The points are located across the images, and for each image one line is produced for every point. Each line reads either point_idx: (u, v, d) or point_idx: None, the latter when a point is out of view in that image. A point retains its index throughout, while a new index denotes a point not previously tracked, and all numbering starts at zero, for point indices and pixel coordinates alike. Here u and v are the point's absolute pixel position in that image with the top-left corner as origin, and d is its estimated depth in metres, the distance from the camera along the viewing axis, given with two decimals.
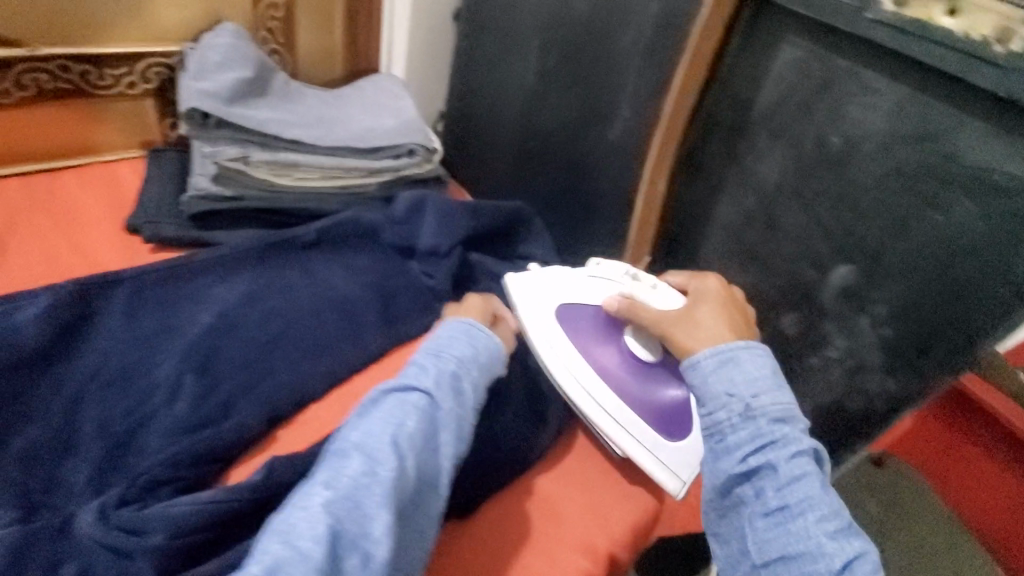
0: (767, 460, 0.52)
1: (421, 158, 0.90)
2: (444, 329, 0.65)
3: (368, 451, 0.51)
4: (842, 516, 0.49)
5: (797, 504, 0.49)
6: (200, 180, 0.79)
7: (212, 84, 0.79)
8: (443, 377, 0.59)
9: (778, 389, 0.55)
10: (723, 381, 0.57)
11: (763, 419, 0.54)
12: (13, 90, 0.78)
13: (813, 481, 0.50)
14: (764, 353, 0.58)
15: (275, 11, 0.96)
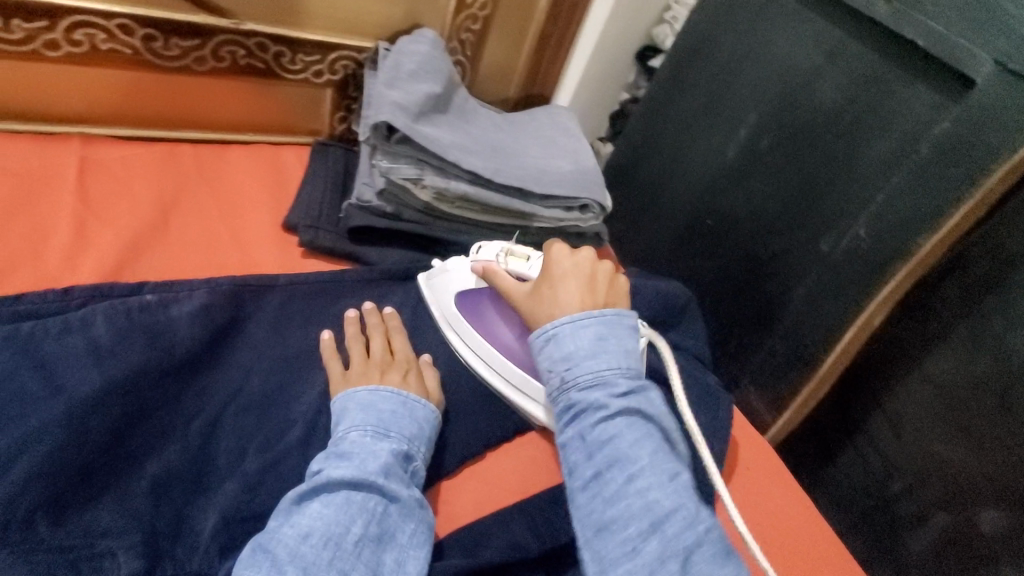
0: (575, 431, 0.47)
1: (592, 215, 0.82)
2: (380, 393, 0.55)
3: (310, 569, 0.42)
4: (661, 474, 0.44)
5: (608, 468, 0.44)
6: (367, 192, 0.75)
7: (402, 96, 0.74)
8: (387, 469, 0.49)
9: (588, 358, 0.49)
10: (545, 358, 0.51)
11: (572, 392, 0.48)
12: (210, 60, 0.75)
13: (620, 443, 0.45)
14: (595, 321, 0.51)
15: (472, 23, 0.90)
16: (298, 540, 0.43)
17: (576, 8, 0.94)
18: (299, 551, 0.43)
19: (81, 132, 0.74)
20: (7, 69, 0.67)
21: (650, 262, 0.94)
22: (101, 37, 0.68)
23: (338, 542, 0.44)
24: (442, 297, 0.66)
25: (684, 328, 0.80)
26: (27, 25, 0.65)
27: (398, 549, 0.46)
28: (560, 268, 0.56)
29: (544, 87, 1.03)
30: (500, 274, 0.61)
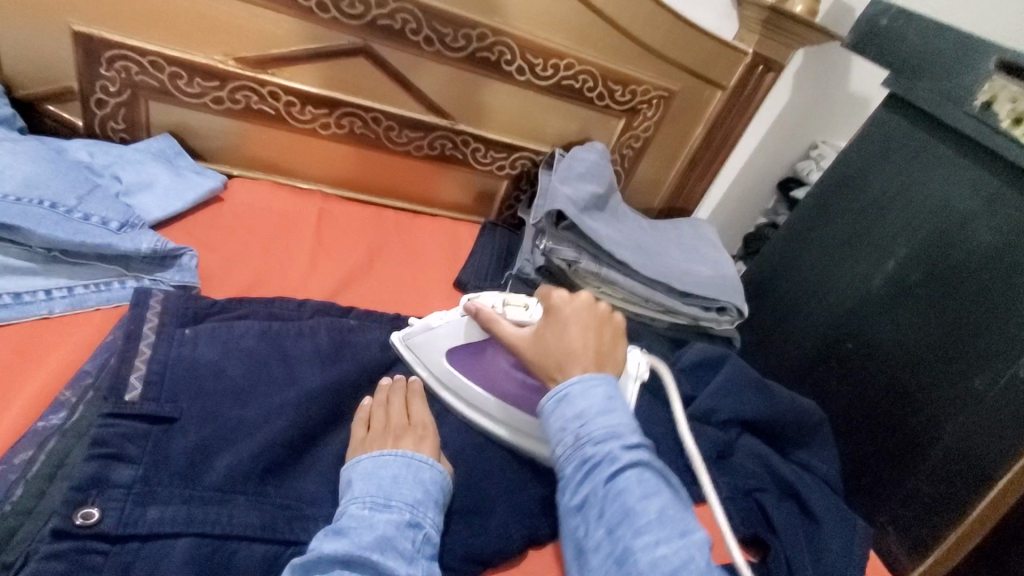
0: (585, 489, 0.46)
1: (728, 319, 0.88)
2: (391, 454, 0.52)
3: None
4: (657, 519, 0.43)
5: (613, 519, 0.44)
6: (526, 267, 0.87)
7: (572, 192, 0.86)
8: (384, 544, 0.44)
9: (601, 414, 0.49)
10: (558, 416, 0.51)
11: (586, 447, 0.48)
12: (425, 149, 0.95)
13: (631, 499, 0.44)
14: (604, 379, 0.52)
15: (634, 142, 1.03)
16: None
17: (729, 140, 1.05)
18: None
19: (320, 190, 0.94)
20: (288, 140, 0.90)
21: (780, 375, 0.96)
22: (358, 124, 0.90)
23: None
24: (429, 356, 0.65)
25: (816, 449, 0.78)
26: (313, 111, 0.87)
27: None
28: (562, 310, 0.59)
29: (687, 203, 1.14)
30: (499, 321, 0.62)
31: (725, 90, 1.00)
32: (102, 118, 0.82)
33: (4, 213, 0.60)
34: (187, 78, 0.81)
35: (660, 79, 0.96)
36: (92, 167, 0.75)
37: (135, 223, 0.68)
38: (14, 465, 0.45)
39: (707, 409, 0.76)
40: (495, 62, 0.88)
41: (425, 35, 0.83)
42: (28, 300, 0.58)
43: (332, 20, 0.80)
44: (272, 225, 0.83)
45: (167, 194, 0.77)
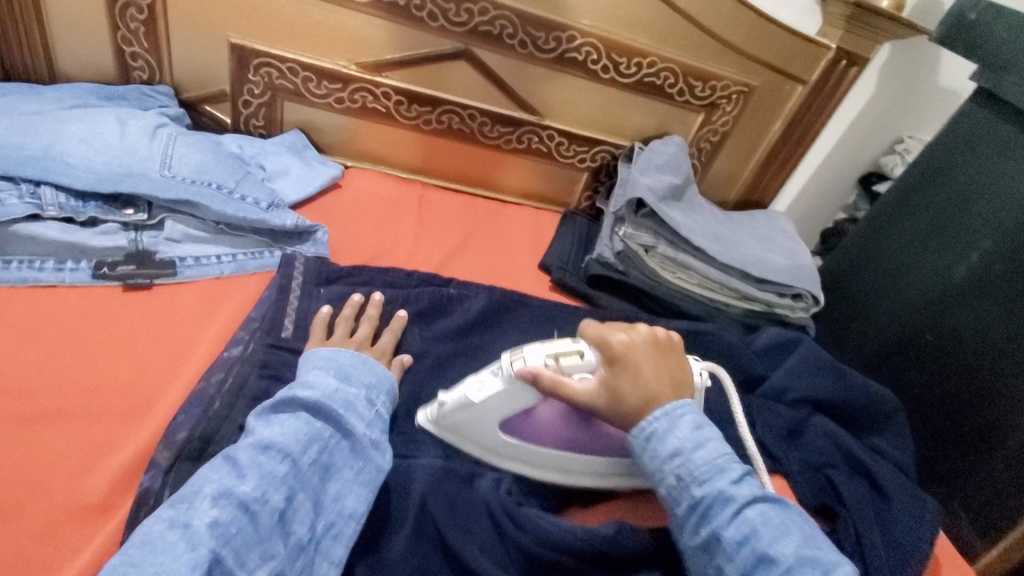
0: (708, 529, 0.50)
1: (802, 306, 0.91)
2: (347, 351, 0.63)
3: (266, 477, 0.48)
4: (790, 557, 0.48)
5: (748, 560, 0.48)
6: (603, 250, 0.93)
7: (652, 181, 0.92)
8: (345, 405, 0.56)
9: (695, 449, 0.53)
10: (654, 457, 0.54)
11: (694, 487, 0.52)
12: (514, 143, 1.04)
13: (761, 540, 0.48)
14: (688, 410, 0.56)
15: (712, 135, 1.08)
16: (258, 452, 0.50)
17: (808, 134, 1.07)
18: (259, 460, 0.49)
19: (419, 179, 1.06)
20: (395, 134, 1.02)
21: (857, 364, 0.99)
22: (456, 120, 1.00)
23: (295, 460, 0.50)
24: (478, 432, 0.61)
25: (889, 436, 0.81)
26: (418, 109, 0.98)
27: (341, 483, 0.52)
28: (634, 355, 0.59)
29: (764, 195, 1.16)
30: (564, 383, 0.58)
31: (807, 84, 1.02)
32: (247, 116, 0.97)
33: (185, 191, 0.73)
34: (317, 82, 0.94)
35: (740, 74, 1.00)
36: (243, 157, 0.89)
37: (279, 203, 0.80)
38: (213, 382, 0.59)
39: (779, 389, 0.82)
40: (582, 62, 0.95)
41: (520, 39, 0.92)
42: (205, 262, 0.72)
43: (440, 27, 0.90)
44: (382, 209, 0.95)
45: (299, 180, 0.91)
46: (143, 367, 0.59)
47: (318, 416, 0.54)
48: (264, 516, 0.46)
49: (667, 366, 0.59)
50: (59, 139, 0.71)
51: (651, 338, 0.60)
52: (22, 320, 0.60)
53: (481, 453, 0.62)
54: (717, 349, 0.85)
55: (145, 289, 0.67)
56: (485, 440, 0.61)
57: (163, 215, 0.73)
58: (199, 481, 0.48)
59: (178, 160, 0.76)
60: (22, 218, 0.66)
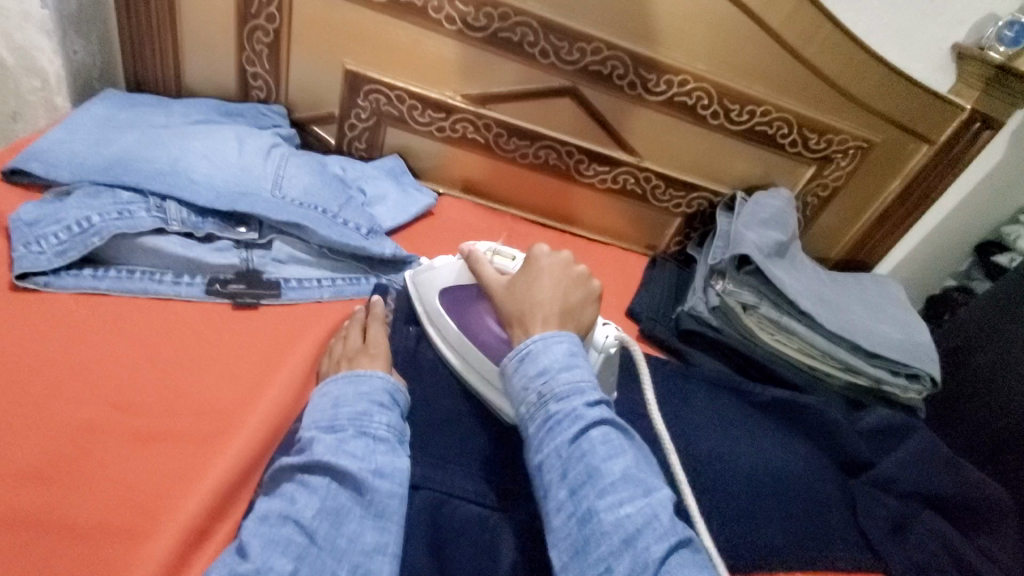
0: (549, 443, 0.51)
1: (917, 388, 0.83)
2: (333, 382, 0.60)
3: (270, 546, 0.46)
4: (617, 475, 0.49)
5: (575, 476, 0.49)
6: (697, 303, 0.89)
7: (757, 237, 0.87)
8: (334, 449, 0.52)
9: (562, 371, 0.55)
10: (522, 376, 0.56)
11: (550, 404, 0.53)
12: (609, 182, 1.01)
13: (594, 456, 0.50)
14: (565, 338, 0.58)
15: (821, 190, 1.02)
16: (257, 522, 0.48)
17: (928, 196, 0.99)
18: (259, 532, 0.47)
19: (509, 211, 1.05)
20: (490, 166, 1.01)
21: (970, 455, 0.89)
22: (553, 156, 0.99)
23: (296, 519, 0.48)
24: (426, 295, 0.72)
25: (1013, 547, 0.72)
26: (517, 143, 0.98)
27: (356, 522, 0.49)
28: (541, 266, 0.66)
29: (869, 256, 1.08)
30: (484, 265, 0.69)
31: (934, 144, 0.94)
32: (350, 139, 1.00)
33: (295, 214, 0.75)
34: (421, 110, 0.95)
35: (861, 130, 0.94)
36: (345, 179, 0.91)
37: (378, 230, 0.81)
38: None
39: (888, 478, 0.76)
40: (692, 106, 0.92)
41: (630, 80, 0.90)
42: (307, 285, 0.73)
43: (550, 65, 0.89)
44: (472, 241, 0.94)
45: (396, 206, 0.91)
46: (245, 394, 0.59)
47: (310, 471, 0.52)
48: None
49: (568, 293, 0.64)
50: (184, 155, 0.74)
51: (567, 262, 0.67)
52: (143, 333, 0.62)
53: (421, 315, 0.73)
54: (817, 427, 0.79)
55: (252, 309, 0.69)
56: (427, 300, 0.72)
57: (272, 236, 0.75)
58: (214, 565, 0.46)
59: (289, 181, 0.78)
60: (149, 230, 0.68)
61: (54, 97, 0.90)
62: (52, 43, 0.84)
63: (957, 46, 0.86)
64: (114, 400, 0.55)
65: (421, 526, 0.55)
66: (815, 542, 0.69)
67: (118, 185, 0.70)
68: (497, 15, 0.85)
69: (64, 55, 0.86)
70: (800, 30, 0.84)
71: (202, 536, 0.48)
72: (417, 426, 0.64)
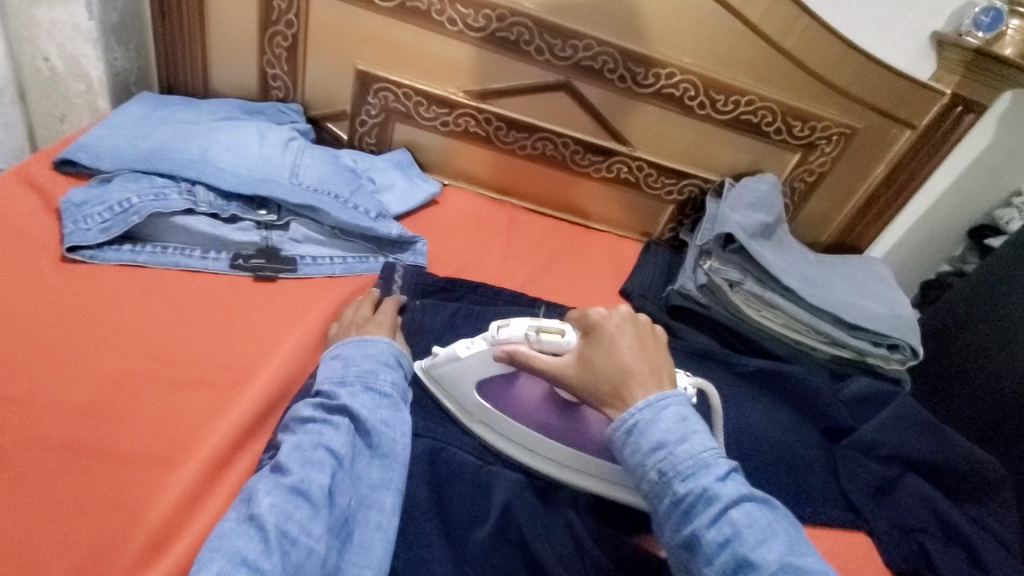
0: (688, 527, 0.49)
1: (898, 358, 0.87)
2: (346, 343, 0.66)
3: (308, 464, 0.52)
4: (772, 562, 0.45)
5: (721, 562, 0.47)
6: (686, 282, 0.94)
7: (741, 218, 0.92)
8: (351, 396, 0.59)
9: (680, 443, 0.52)
10: (636, 451, 0.53)
11: (676, 483, 0.50)
12: (604, 171, 1.07)
13: (742, 544, 0.46)
14: (672, 402, 0.54)
15: (808, 176, 1.06)
16: (293, 447, 0.54)
17: (913, 180, 1.03)
18: (295, 454, 0.53)
19: (510, 201, 1.12)
20: (491, 158, 1.08)
21: (958, 426, 0.92)
22: (550, 147, 1.05)
23: (326, 447, 0.54)
24: (459, 389, 0.67)
25: (991, 506, 0.75)
26: (516, 135, 1.05)
27: (365, 461, 0.56)
28: (607, 331, 0.61)
29: (859, 240, 1.12)
30: (532, 357, 0.62)
31: (916, 129, 0.98)
32: (361, 134, 1.07)
33: (309, 198, 0.82)
34: (427, 106, 1.03)
35: (844, 117, 0.98)
36: (356, 170, 0.98)
37: (386, 214, 0.88)
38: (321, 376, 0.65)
39: (869, 442, 0.78)
40: (679, 97, 0.98)
41: (620, 74, 0.96)
42: (320, 262, 0.80)
43: (545, 61, 0.96)
44: (474, 227, 1.01)
45: (403, 194, 0.98)
46: (264, 352, 0.66)
47: (331, 411, 0.58)
48: (316, 491, 0.51)
49: (649, 354, 0.60)
50: (212, 146, 0.82)
51: (629, 317, 0.62)
52: (175, 299, 0.69)
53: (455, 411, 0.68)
54: (801, 396, 0.83)
55: (271, 282, 0.76)
56: (462, 398, 0.67)
57: (289, 218, 0.82)
58: (256, 480, 0.53)
59: (305, 169, 0.86)
60: (180, 211, 0.76)
61: (96, 100, 0.99)
62: (96, 51, 0.94)
63: (933, 34, 0.91)
64: (150, 353, 0.62)
65: (422, 468, 0.61)
66: (795, 499, 0.73)
67: (154, 172, 0.79)
68: (496, 16, 0.93)
69: (107, 61, 0.96)
70: (779, 23, 0.90)
71: (224, 465, 0.55)
72: (419, 385, 0.70)
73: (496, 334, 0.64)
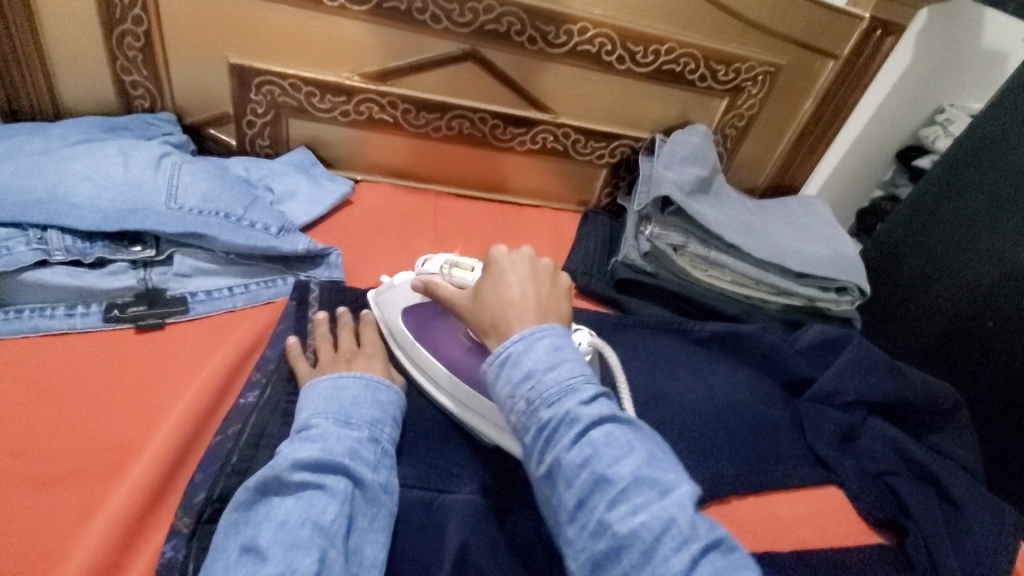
0: (550, 453, 0.44)
1: (848, 299, 0.86)
2: (342, 381, 0.59)
3: (292, 548, 0.44)
4: (631, 478, 0.42)
5: (581, 484, 0.43)
6: (630, 252, 0.89)
7: (677, 176, 0.87)
8: (351, 451, 0.52)
9: (547, 371, 0.47)
10: (506, 383, 0.48)
11: (542, 410, 0.45)
12: (528, 144, 0.99)
13: (599, 462, 0.43)
14: (548, 333, 0.49)
15: (737, 120, 1.01)
16: (275, 527, 0.46)
17: (841, 112, 1.01)
18: (278, 537, 0.45)
19: (433, 188, 1.02)
20: (405, 145, 0.98)
21: (910, 354, 0.93)
22: (466, 124, 0.96)
23: (316, 521, 0.46)
24: (387, 311, 0.70)
25: (953, 434, 0.74)
26: (427, 116, 0.95)
27: (360, 534, 0.48)
28: (500, 266, 0.57)
29: (794, 179, 1.10)
30: (441, 286, 0.62)
31: (838, 59, 0.95)
32: (252, 137, 0.95)
33: (192, 223, 0.71)
34: (320, 96, 0.91)
35: (767, 54, 0.93)
36: (249, 180, 0.86)
37: (290, 227, 0.77)
38: (229, 436, 0.56)
39: (829, 392, 0.75)
40: (596, 54, 0.90)
41: (529, 35, 0.87)
42: (217, 295, 0.69)
43: (445, 29, 0.86)
44: (396, 224, 0.91)
45: (309, 200, 0.88)
46: (157, 418, 0.57)
47: (324, 471, 0.50)
48: None
49: (541, 286, 0.56)
50: (64, 178, 0.69)
51: (533, 259, 0.58)
52: (39, 375, 0.58)
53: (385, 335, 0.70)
54: (759, 354, 0.80)
55: (158, 330, 0.65)
56: (390, 322, 0.69)
57: (172, 250, 0.71)
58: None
59: (184, 189, 0.74)
60: (31, 265, 0.64)
61: None
62: None
63: None
64: (10, 449, 0.52)
65: None
66: (766, 465, 0.70)
67: None
68: None
69: None
70: None
71: (114, 571, 0.46)
72: None
73: (422, 268, 0.67)
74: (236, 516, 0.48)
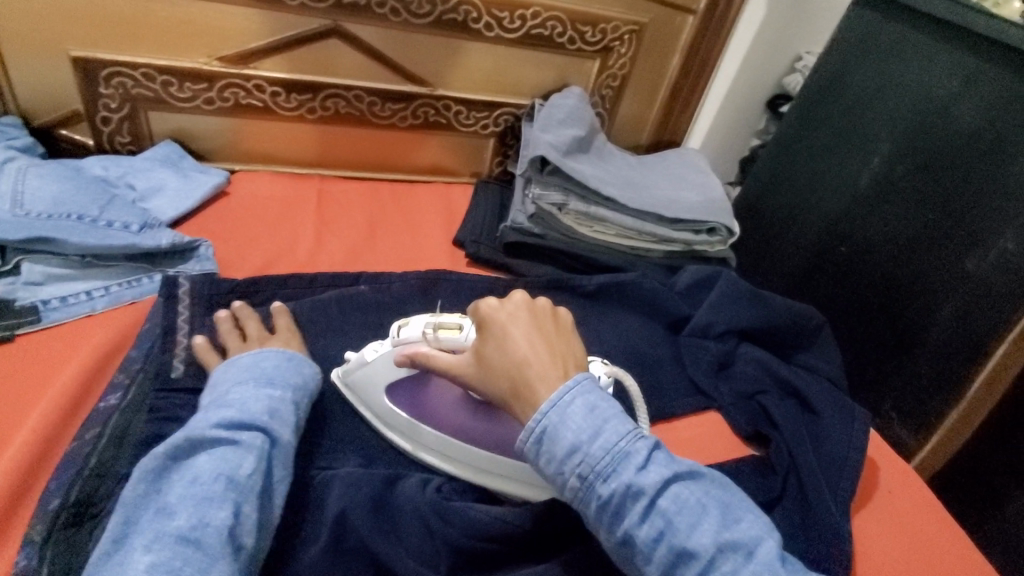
0: (619, 528, 0.44)
1: (719, 239, 0.92)
2: (267, 353, 0.59)
3: (204, 502, 0.45)
4: (709, 540, 0.43)
5: (659, 553, 0.43)
6: (518, 216, 0.90)
7: (554, 138, 0.89)
8: (271, 411, 0.52)
9: (593, 440, 0.45)
10: (549, 459, 0.46)
11: (599, 485, 0.44)
12: (410, 119, 0.99)
13: (677, 534, 0.43)
14: (575, 393, 0.47)
15: (613, 81, 1.05)
16: (188, 484, 0.46)
17: (706, 65, 1.06)
18: (190, 491, 0.45)
19: (318, 173, 1.00)
20: (281, 130, 0.95)
21: (781, 283, 1.00)
22: (342, 104, 0.94)
23: (230, 476, 0.46)
24: (366, 395, 0.62)
25: (816, 351, 0.81)
26: (299, 98, 0.92)
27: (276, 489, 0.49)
28: (498, 323, 0.53)
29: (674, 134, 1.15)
30: (433, 356, 0.57)
31: (695, 14, 1.00)
32: (110, 134, 0.89)
33: (39, 228, 0.66)
34: (178, 85, 0.86)
35: (629, 13, 0.97)
36: (109, 179, 0.82)
37: (154, 222, 0.74)
38: (87, 440, 0.54)
39: (705, 325, 0.80)
40: (463, 22, 0.91)
41: (391, 6, 0.86)
42: (74, 301, 0.66)
43: (302, 6, 0.83)
44: (276, 211, 0.89)
45: (177, 194, 0.84)
46: (7, 431, 0.54)
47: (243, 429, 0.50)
48: (211, 537, 0.43)
49: (553, 341, 0.52)
50: None
51: (531, 308, 0.54)
52: None
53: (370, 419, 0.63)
54: (641, 299, 0.84)
55: (7, 342, 0.61)
56: (375, 404, 0.62)
57: (17, 258, 0.66)
58: (129, 535, 0.44)
59: (31, 194, 0.69)
60: None
61: None
62: None
63: None
64: None
65: None
66: (649, 400, 0.74)
67: None
68: None
69: None
70: None
71: None
72: None
73: (399, 335, 0.60)
74: (145, 481, 0.47)
